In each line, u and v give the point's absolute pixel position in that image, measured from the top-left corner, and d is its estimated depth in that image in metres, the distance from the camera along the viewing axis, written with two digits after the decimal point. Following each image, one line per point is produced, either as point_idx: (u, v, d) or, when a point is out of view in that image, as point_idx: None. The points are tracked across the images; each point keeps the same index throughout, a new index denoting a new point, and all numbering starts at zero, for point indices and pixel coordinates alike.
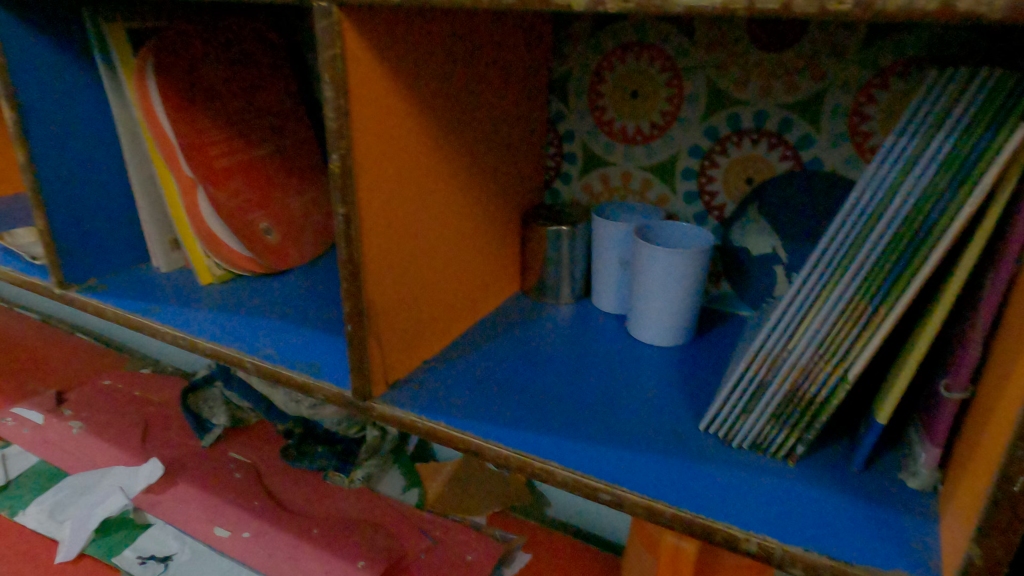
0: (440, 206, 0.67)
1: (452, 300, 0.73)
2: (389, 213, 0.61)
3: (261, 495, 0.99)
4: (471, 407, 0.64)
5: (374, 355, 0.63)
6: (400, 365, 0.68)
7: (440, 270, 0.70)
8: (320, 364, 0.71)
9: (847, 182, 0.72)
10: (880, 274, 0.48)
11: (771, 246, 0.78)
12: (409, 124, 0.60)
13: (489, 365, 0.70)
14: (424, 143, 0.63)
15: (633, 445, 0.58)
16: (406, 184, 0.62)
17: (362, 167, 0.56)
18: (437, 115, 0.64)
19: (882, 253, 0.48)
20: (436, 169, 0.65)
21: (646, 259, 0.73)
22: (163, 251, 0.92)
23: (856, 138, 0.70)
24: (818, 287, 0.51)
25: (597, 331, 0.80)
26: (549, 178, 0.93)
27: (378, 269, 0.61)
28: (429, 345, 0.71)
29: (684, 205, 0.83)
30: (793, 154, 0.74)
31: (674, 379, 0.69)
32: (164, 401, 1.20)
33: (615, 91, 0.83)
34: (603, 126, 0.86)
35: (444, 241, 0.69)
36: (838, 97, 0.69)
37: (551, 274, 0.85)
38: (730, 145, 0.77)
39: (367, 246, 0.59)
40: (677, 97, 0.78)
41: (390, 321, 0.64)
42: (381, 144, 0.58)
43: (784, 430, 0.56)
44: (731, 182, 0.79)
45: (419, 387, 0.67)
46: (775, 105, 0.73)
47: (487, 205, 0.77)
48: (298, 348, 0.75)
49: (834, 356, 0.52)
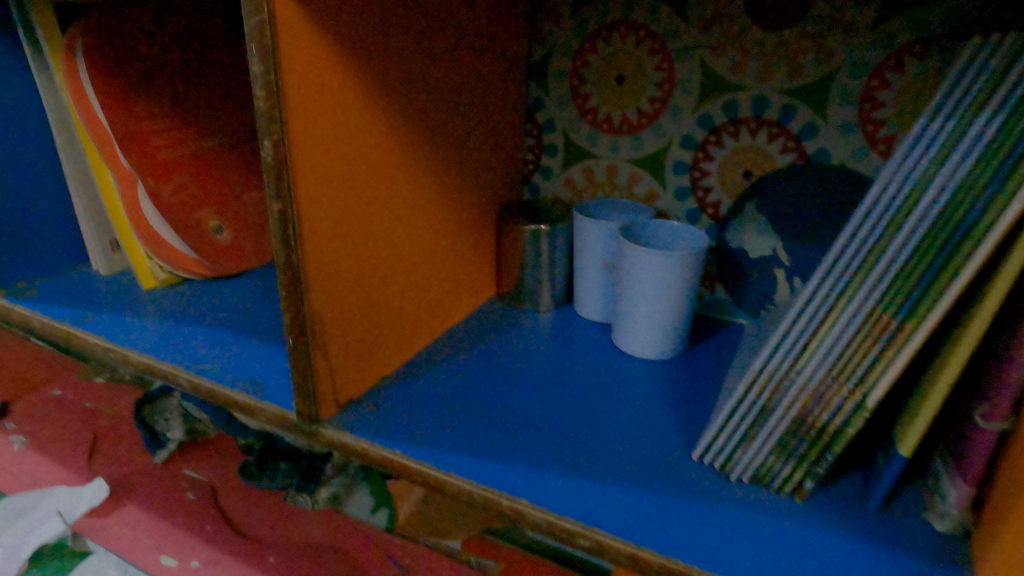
0: (399, 203, 0.59)
1: (415, 309, 0.66)
2: (336, 212, 0.53)
3: (215, 519, 0.91)
4: (433, 432, 0.56)
5: (321, 373, 0.55)
6: (354, 383, 0.59)
7: (400, 275, 0.62)
8: (264, 381, 0.63)
9: (858, 176, 0.64)
10: (908, 283, 0.40)
11: (771, 248, 0.70)
12: (359, 108, 0.52)
13: (456, 382, 0.63)
14: (377, 131, 0.55)
15: (616, 479, 0.50)
16: (356, 178, 0.54)
17: (301, 155, 0.48)
18: (393, 99, 0.56)
19: (908, 260, 0.40)
20: (393, 161, 0.57)
21: (633, 260, 0.65)
22: (102, 252, 0.83)
23: (866, 127, 0.62)
24: (832, 298, 0.43)
25: (579, 341, 0.72)
26: (528, 172, 0.86)
27: (326, 275, 0.53)
28: (388, 358, 0.63)
29: (675, 202, 0.76)
30: (796, 146, 0.66)
31: (664, 398, 0.61)
32: (118, 413, 1.12)
33: (599, 76, 0.75)
34: (586, 114, 0.78)
35: (404, 242, 0.62)
36: (847, 81, 0.62)
37: (530, 278, 0.77)
38: (726, 136, 0.70)
39: (309, 249, 0.51)
40: (668, 82, 0.71)
41: (341, 333, 0.56)
42: (324, 130, 0.49)
43: (789, 463, 0.49)
44: (727, 176, 0.71)
45: (375, 408, 0.59)
46: (776, 90, 0.65)
47: (456, 201, 0.69)
48: (242, 362, 0.67)
49: (849, 379, 0.44)
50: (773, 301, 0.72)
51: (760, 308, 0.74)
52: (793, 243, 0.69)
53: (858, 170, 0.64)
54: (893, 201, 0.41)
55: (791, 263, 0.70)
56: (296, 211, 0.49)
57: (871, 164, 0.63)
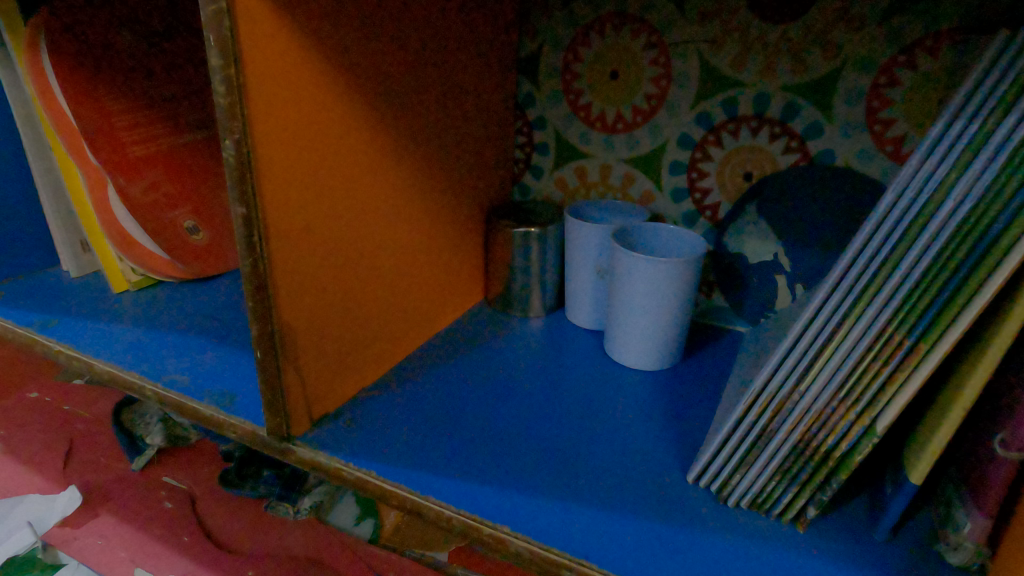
0: (375, 207, 0.56)
1: (395, 317, 0.62)
2: (307, 217, 0.49)
3: (192, 529, 0.87)
4: (411, 450, 0.52)
5: (292, 387, 0.52)
6: (329, 397, 0.56)
7: (378, 282, 0.59)
8: (237, 393, 0.59)
9: (864, 178, 0.60)
10: (924, 300, 0.37)
11: (771, 253, 0.67)
12: (330, 105, 0.48)
13: (438, 395, 0.59)
14: (350, 130, 0.51)
15: (605, 504, 0.47)
16: (328, 180, 0.50)
17: (265, 156, 0.44)
18: (368, 95, 0.52)
19: (924, 276, 0.37)
20: (368, 162, 0.54)
21: (627, 266, 0.62)
22: (72, 253, 0.80)
23: (874, 127, 0.59)
24: (840, 314, 0.40)
25: (569, 351, 0.68)
26: (518, 172, 0.82)
27: (296, 284, 0.50)
28: (367, 369, 0.60)
29: (671, 203, 0.72)
30: (799, 145, 0.63)
31: (658, 414, 0.58)
32: (96, 417, 1.08)
33: (593, 72, 0.72)
34: (578, 111, 0.74)
35: (382, 248, 0.58)
36: (854, 78, 0.58)
37: (519, 283, 0.74)
38: (726, 135, 0.66)
39: (277, 256, 0.47)
40: (665, 77, 0.67)
41: (314, 345, 0.53)
42: (291, 128, 0.46)
43: (791, 489, 0.45)
44: (727, 177, 0.68)
45: (351, 423, 0.55)
46: (779, 87, 0.62)
47: (439, 203, 0.65)
48: (214, 372, 0.63)
49: (857, 402, 0.41)
50: (773, 308, 0.69)
51: (760, 316, 0.70)
52: (794, 247, 0.66)
53: (864, 172, 0.60)
54: (908, 210, 0.37)
55: (792, 270, 0.67)
56: (261, 214, 0.45)
57: (879, 166, 0.59)
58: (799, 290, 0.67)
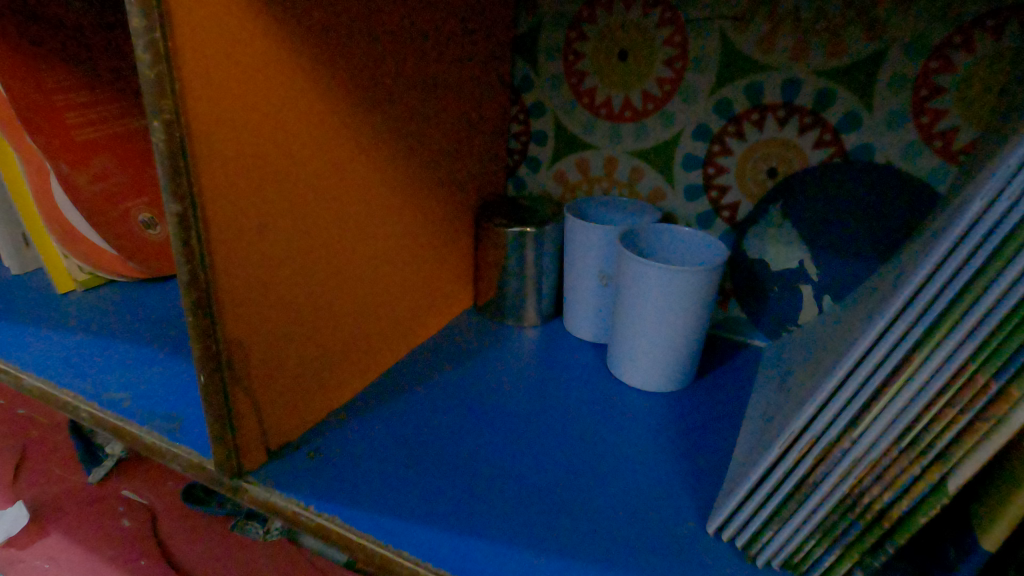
0: (344, 204, 0.48)
1: (369, 327, 0.55)
2: (260, 216, 0.41)
3: (149, 551, 0.79)
4: (384, 490, 0.45)
5: (243, 415, 0.44)
6: (291, 423, 0.48)
7: (347, 290, 0.51)
8: (184, 416, 0.51)
9: (905, 177, 0.53)
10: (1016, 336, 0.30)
11: (796, 259, 0.60)
12: (287, 83, 0.41)
13: (418, 422, 0.52)
14: (314, 113, 0.43)
15: (611, 562, 0.40)
16: (285, 173, 0.42)
17: (205, 141, 0.36)
18: (335, 72, 0.44)
19: (1018, 306, 0.29)
20: (336, 152, 0.46)
21: (636, 275, 0.54)
22: (11, 248, 0.72)
23: (920, 119, 0.51)
24: (907, 349, 0.32)
25: (567, 367, 0.61)
26: (512, 164, 0.74)
27: (246, 294, 0.42)
28: (337, 388, 0.53)
29: (684, 202, 0.65)
30: (832, 138, 0.55)
31: (669, 446, 0.51)
32: (52, 422, 1.00)
33: (598, 52, 0.64)
34: (580, 97, 0.66)
35: (352, 251, 0.50)
36: (900, 62, 0.50)
37: (512, 288, 0.66)
38: (748, 126, 0.58)
39: (220, 261, 0.39)
40: (680, 58, 0.59)
41: (270, 365, 0.45)
42: (239, 108, 0.38)
43: (835, 551, 0.38)
44: (747, 173, 0.60)
45: (315, 456, 0.48)
46: (811, 71, 0.54)
47: (420, 199, 0.58)
48: (162, 388, 0.55)
49: (924, 454, 0.33)
50: (797, 321, 0.62)
51: (781, 330, 0.63)
52: (823, 255, 0.58)
53: (906, 170, 0.53)
54: None
55: (820, 280, 0.59)
56: (201, 212, 0.37)
57: (925, 163, 0.52)
58: (826, 303, 0.60)
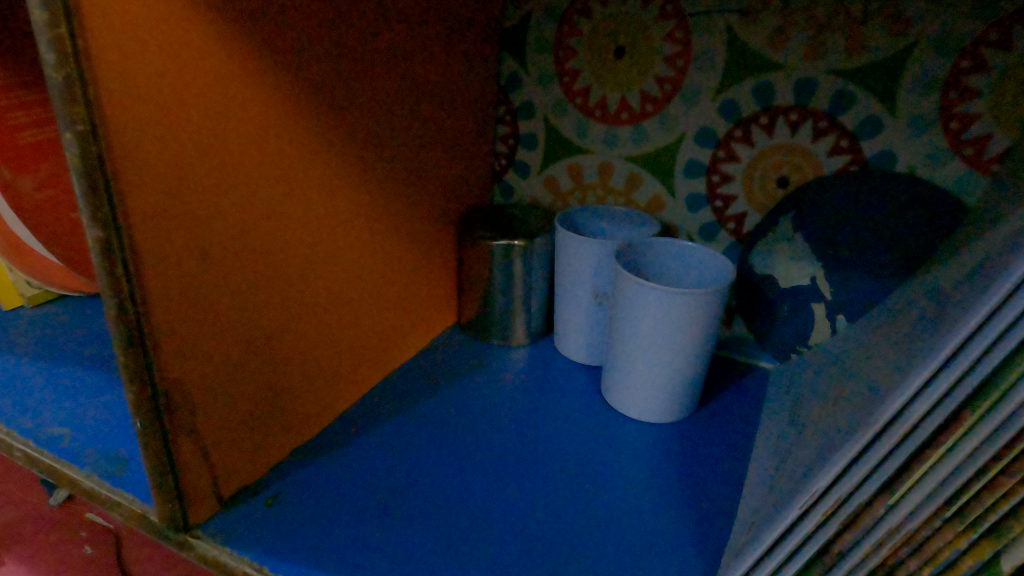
0: (307, 221, 0.43)
1: (339, 355, 0.50)
2: (206, 239, 0.36)
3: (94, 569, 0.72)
4: (349, 547, 0.39)
5: (190, 464, 0.39)
6: (247, 466, 0.43)
7: (313, 317, 0.46)
8: (130, 457, 0.45)
9: (929, 189, 0.48)
10: None
11: (806, 275, 0.55)
12: (234, 86, 0.35)
13: (392, 463, 0.47)
14: (267, 120, 0.38)
15: None
16: (235, 189, 0.37)
17: (131, 154, 0.31)
18: (293, 73, 0.39)
19: None
20: (295, 163, 0.41)
21: (633, 297, 0.49)
22: None
23: (949, 124, 0.46)
24: (952, 410, 0.27)
25: (558, 396, 0.56)
26: (499, 169, 0.69)
27: (189, 329, 0.36)
28: (302, 424, 0.47)
29: (684, 212, 0.60)
30: (849, 145, 0.50)
31: (670, 490, 0.46)
32: None
33: (592, 48, 0.58)
34: (572, 97, 0.61)
35: (317, 273, 0.45)
36: (927, 61, 0.45)
37: (498, 304, 0.61)
38: (757, 130, 0.53)
39: (155, 293, 0.33)
40: (682, 55, 0.54)
41: (224, 407, 0.40)
42: (176, 115, 0.32)
43: None
44: (755, 182, 0.55)
45: (274, 503, 0.43)
46: (827, 71, 0.49)
47: (393, 210, 0.52)
48: (109, 422, 0.49)
49: (974, 526, 0.29)
50: (807, 342, 0.57)
51: (790, 352, 0.58)
52: (837, 272, 0.53)
53: (931, 180, 0.48)
54: None
55: (833, 298, 0.54)
56: (128, 237, 0.31)
57: (952, 173, 0.47)
58: (840, 323, 0.55)
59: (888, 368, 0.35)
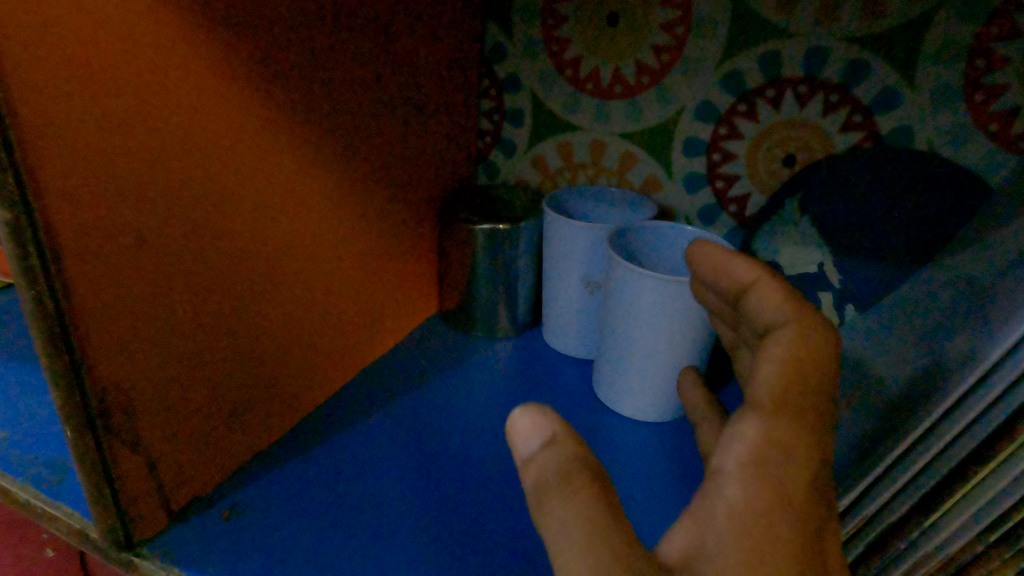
0: (263, 204, 0.39)
1: (305, 350, 0.46)
2: (143, 224, 0.31)
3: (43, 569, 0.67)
4: (312, 567, 0.35)
5: (132, 477, 0.34)
6: (202, 476, 0.39)
7: (274, 310, 0.42)
8: (74, 463, 0.41)
9: (949, 168, 0.44)
10: None
11: (816, 263, 0.51)
12: (173, 48, 0.30)
13: (363, 471, 0.43)
14: (213, 88, 0.33)
15: None
16: (178, 167, 0.32)
17: (47, 124, 0.26)
18: (243, 34, 0.34)
19: None
20: (249, 138, 0.36)
21: (627, 287, 0.45)
22: None
23: (974, 96, 0.42)
24: (1005, 416, 0.24)
25: (546, 393, 0.52)
26: (483, 148, 0.65)
27: (126, 328, 0.31)
28: (266, 426, 0.44)
29: (683, 194, 0.56)
30: (862, 120, 0.46)
31: (669, 498, 0.42)
32: None
33: (583, 15, 0.54)
34: (562, 69, 0.57)
35: (277, 263, 0.41)
36: (951, 26, 0.41)
37: (482, 293, 0.57)
38: (762, 104, 0.49)
39: (82, 287, 0.29)
40: (681, 22, 0.50)
41: (169, 414, 0.35)
42: (104, 77, 0.27)
43: None
44: (759, 161, 0.51)
45: (231, 516, 0.38)
46: (840, 37, 0.44)
47: (363, 193, 0.48)
48: (52, 424, 0.45)
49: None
50: None
51: None
52: (847, 259, 0.50)
53: (950, 158, 0.44)
54: None
55: (843, 288, 0.51)
56: (46, 220, 0.26)
57: (975, 150, 0.43)
58: (849, 313, 0.51)
59: (921, 367, 0.31)
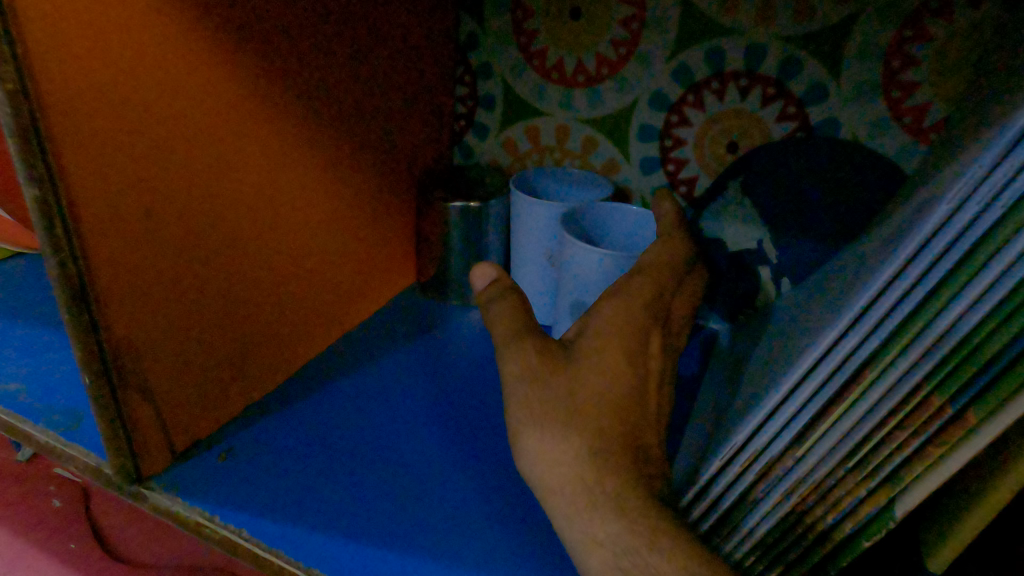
0: (254, 182, 0.43)
1: (293, 314, 0.51)
2: (150, 200, 0.36)
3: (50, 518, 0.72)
4: (297, 498, 0.41)
5: (142, 419, 0.39)
6: (202, 422, 0.44)
7: (266, 278, 0.47)
8: (86, 412, 0.46)
9: (870, 155, 0.49)
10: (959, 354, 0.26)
11: (755, 239, 0.57)
12: (173, 46, 0.35)
13: (342, 420, 0.48)
14: (210, 80, 0.38)
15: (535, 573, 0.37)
16: (178, 151, 0.37)
17: (69, 114, 0.30)
18: (236, 32, 0.39)
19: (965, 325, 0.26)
20: (242, 124, 0.41)
21: (580, 259, 0.50)
22: None
23: (891, 92, 0.47)
24: (855, 366, 0.29)
25: None
26: (459, 130, 0.69)
27: (135, 290, 0.36)
28: (256, 382, 0.49)
29: (640, 176, 0.61)
30: (796, 112, 0.51)
31: None
32: None
33: (549, 8, 0.58)
34: (530, 59, 0.61)
35: (267, 235, 0.46)
36: (871, 29, 0.46)
37: (455, 266, 0.63)
38: (708, 95, 0.54)
39: (99, 253, 0.34)
40: (636, 18, 0.54)
41: (173, 367, 0.40)
42: (115, 74, 0.32)
43: (776, 560, 0.36)
44: (706, 147, 0.56)
45: (226, 457, 0.44)
46: (776, 36, 0.49)
47: (347, 173, 0.53)
48: (64, 378, 0.50)
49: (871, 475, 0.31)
50: None
51: (737, 312, 0.61)
52: None
53: (870, 147, 0.49)
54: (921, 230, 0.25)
55: None
56: (69, 197, 0.31)
57: (892, 140, 0.48)
58: None
59: (813, 324, 0.37)
